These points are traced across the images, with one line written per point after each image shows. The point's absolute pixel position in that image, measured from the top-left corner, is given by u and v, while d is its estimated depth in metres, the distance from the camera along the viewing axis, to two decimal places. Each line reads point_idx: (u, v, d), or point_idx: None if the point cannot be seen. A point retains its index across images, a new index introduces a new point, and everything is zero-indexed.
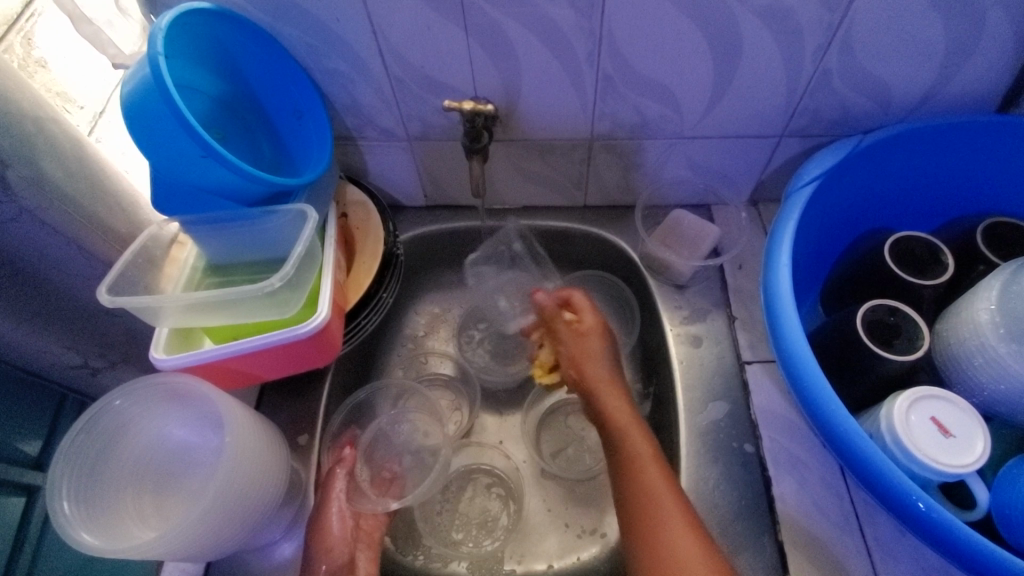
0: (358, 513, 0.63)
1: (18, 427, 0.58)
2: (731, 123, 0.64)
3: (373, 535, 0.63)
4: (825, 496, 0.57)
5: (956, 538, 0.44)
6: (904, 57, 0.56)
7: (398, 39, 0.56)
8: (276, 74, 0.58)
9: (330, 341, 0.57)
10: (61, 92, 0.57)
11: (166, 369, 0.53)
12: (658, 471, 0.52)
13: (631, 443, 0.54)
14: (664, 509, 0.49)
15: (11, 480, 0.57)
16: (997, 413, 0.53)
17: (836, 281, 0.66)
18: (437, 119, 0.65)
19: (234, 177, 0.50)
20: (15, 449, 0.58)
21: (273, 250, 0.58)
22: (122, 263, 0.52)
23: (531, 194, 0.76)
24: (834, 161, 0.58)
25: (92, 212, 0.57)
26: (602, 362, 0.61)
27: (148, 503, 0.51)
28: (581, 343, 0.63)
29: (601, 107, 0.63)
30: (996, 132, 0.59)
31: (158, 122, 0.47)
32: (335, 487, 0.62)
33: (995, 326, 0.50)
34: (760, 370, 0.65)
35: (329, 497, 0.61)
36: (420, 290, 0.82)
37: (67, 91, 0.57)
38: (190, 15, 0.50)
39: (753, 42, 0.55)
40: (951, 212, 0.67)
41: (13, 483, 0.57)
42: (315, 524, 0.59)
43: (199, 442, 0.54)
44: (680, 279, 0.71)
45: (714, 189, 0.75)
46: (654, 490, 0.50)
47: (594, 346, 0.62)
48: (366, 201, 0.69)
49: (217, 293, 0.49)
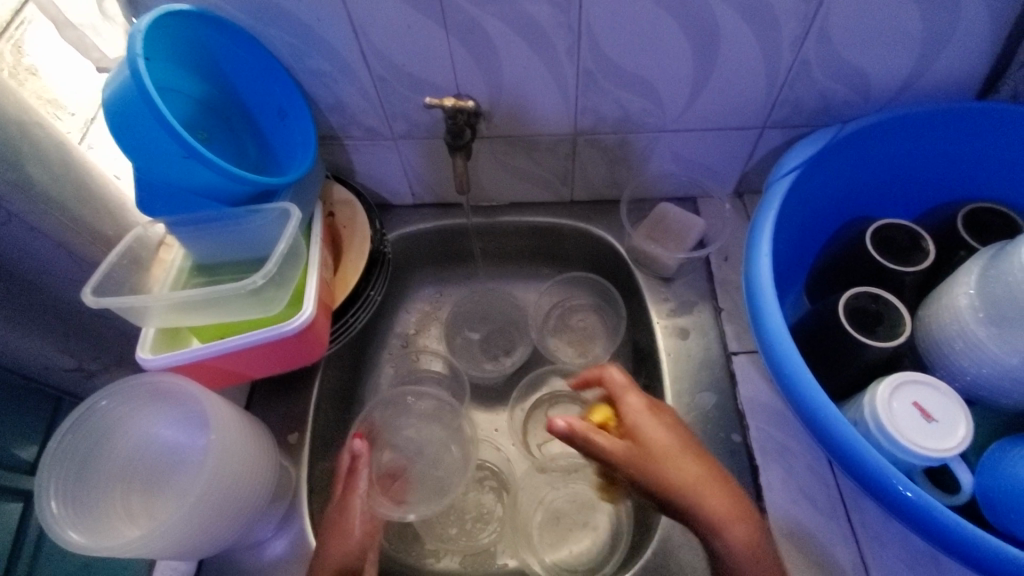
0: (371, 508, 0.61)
1: (15, 433, 0.60)
2: (714, 115, 0.64)
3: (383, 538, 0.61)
4: (812, 483, 0.58)
5: (938, 521, 0.44)
6: (881, 45, 0.56)
7: (378, 36, 0.56)
8: (257, 73, 0.59)
9: (316, 339, 0.57)
10: (52, 100, 0.58)
11: (153, 369, 0.53)
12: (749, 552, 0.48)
13: (700, 493, 0.50)
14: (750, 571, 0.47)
15: (12, 486, 0.60)
16: (980, 397, 0.53)
17: (820, 271, 0.66)
18: (421, 116, 0.65)
19: (217, 177, 0.51)
20: (12, 455, 0.60)
21: (258, 249, 0.59)
22: (108, 264, 0.53)
23: (517, 190, 0.76)
24: (815, 150, 0.58)
25: (79, 216, 0.57)
26: (653, 421, 0.53)
27: (137, 503, 0.52)
28: (646, 420, 0.53)
29: (584, 102, 0.63)
30: (974, 119, 0.59)
31: (140, 125, 0.48)
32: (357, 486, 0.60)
33: (974, 311, 0.50)
34: (746, 360, 0.65)
35: (352, 496, 0.59)
36: (409, 289, 0.83)
37: (57, 98, 0.59)
38: (169, 18, 0.51)
39: (732, 33, 0.55)
40: (933, 200, 0.67)
41: (13, 489, 0.60)
42: (337, 522, 0.58)
43: (187, 441, 0.54)
44: (667, 272, 0.72)
45: (699, 182, 0.75)
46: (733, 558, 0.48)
47: (651, 424, 0.53)
48: (352, 200, 0.69)
49: (200, 292, 0.50)
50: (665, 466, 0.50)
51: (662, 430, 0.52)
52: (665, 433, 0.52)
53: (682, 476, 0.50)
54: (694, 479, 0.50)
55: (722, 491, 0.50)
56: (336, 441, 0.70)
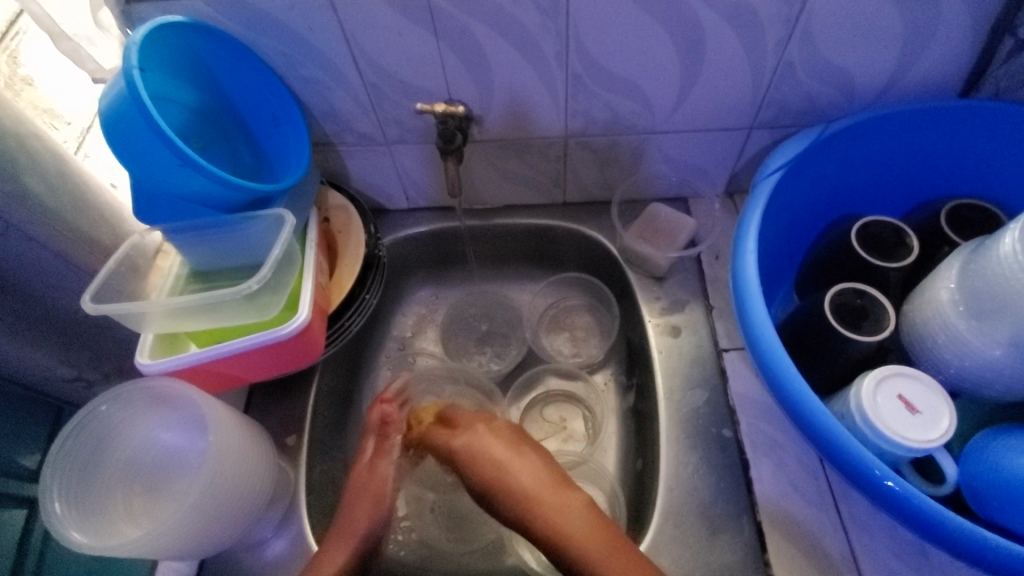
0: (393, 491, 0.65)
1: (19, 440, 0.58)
2: (702, 116, 0.65)
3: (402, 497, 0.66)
4: (802, 476, 0.59)
5: (921, 510, 0.45)
6: (863, 47, 0.57)
7: (370, 44, 0.57)
8: (251, 82, 0.60)
9: (312, 342, 0.58)
10: (48, 110, 0.60)
11: (151, 373, 0.54)
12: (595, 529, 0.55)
13: (536, 494, 0.59)
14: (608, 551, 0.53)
15: (11, 493, 0.56)
16: (964, 389, 0.55)
17: (808, 268, 0.67)
18: (413, 122, 0.66)
19: (212, 184, 0.52)
20: (16, 464, 0.57)
21: (254, 254, 0.60)
22: (106, 271, 0.54)
23: (510, 192, 0.77)
24: (800, 149, 0.59)
25: (77, 225, 0.58)
26: (514, 452, 0.62)
27: (138, 505, 0.53)
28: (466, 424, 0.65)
29: (573, 105, 0.64)
30: (956, 117, 0.60)
31: (135, 134, 0.49)
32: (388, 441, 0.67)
33: (955, 305, 0.51)
34: (737, 356, 0.66)
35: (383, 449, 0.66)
36: (405, 292, 0.84)
37: (54, 109, 0.61)
38: (163, 29, 0.52)
39: (717, 37, 0.56)
40: (918, 197, 0.69)
41: (14, 496, 0.56)
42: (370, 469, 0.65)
43: (186, 444, 0.55)
44: (658, 271, 0.73)
45: (690, 182, 0.76)
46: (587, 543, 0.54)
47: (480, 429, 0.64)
48: (347, 204, 0.70)
49: (197, 297, 0.51)
50: (492, 469, 0.61)
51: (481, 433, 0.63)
52: (511, 447, 0.62)
53: (531, 480, 0.60)
54: (543, 486, 0.59)
55: (585, 511, 0.57)
56: (335, 442, 0.71)
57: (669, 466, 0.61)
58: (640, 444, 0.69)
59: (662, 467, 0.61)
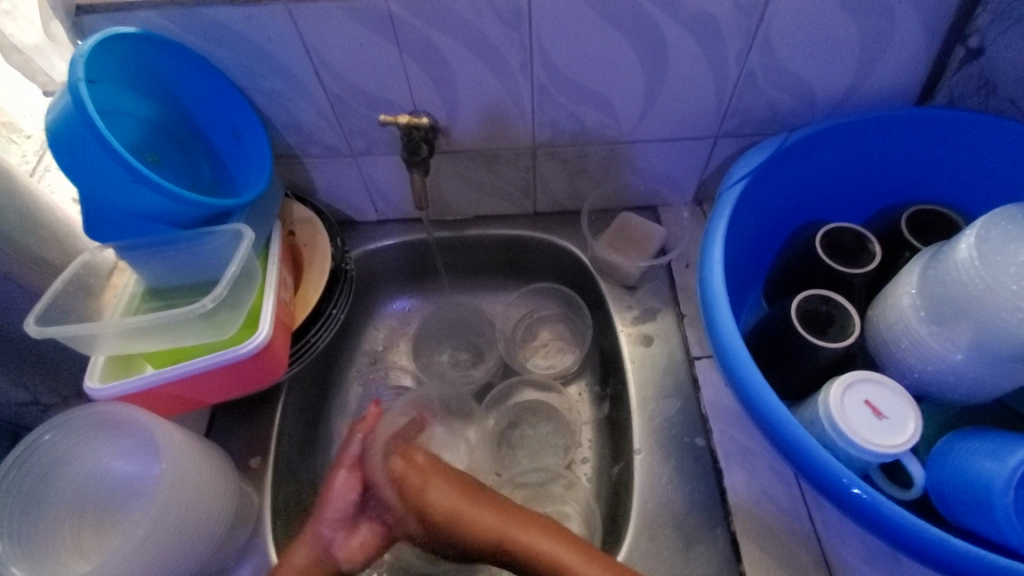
0: (360, 522, 0.62)
1: None
2: (668, 125, 0.66)
3: (343, 492, 0.61)
4: (774, 483, 0.59)
5: (887, 518, 0.45)
6: (821, 57, 0.58)
7: (332, 54, 0.56)
8: (210, 95, 0.58)
9: (274, 361, 0.57)
10: (8, 122, 0.61)
11: (101, 399, 0.52)
12: (560, 545, 0.56)
13: (492, 527, 0.58)
14: (575, 555, 0.55)
15: None
16: (929, 393, 0.55)
17: (775, 275, 0.68)
18: (379, 133, 0.65)
19: (166, 200, 0.50)
20: None
21: (212, 270, 0.58)
22: (53, 292, 0.52)
23: (481, 203, 0.76)
24: (763, 158, 0.60)
25: (24, 244, 0.55)
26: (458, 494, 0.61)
27: (89, 537, 0.50)
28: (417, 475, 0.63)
29: (540, 115, 0.64)
30: (912, 125, 0.62)
31: (82, 150, 0.47)
32: (350, 446, 0.63)
33: (916, 310, 0.52)
34: (708, 364, 0.66)
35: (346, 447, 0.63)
36: (375, 306, 0.83)
37: (15, 123, 0.62)
38: (112, 40, 0.50)
39: (680, 48, 0.57)
40: (879, 203, 0.70)
41: None
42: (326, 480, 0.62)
43: (140, 471, 0.53)
44: (630, 280, 0.73)
45: (660, 191, 0.77)
46: (553, 551, 0.56)
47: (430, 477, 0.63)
48: (313, 217, 0.68)
49: (149, 318, 0.49)
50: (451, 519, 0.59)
51: (439, 489, 0.61)
52: (454, 491, 0.61)
53: (478, 521, 0.59)
54: (487, 523, 0.59)
55: (553, 535, 0.57)
56: (303, 461, 0.69)
57: (643, 477, 0.60)
58: (615, 455, 0.68)
59: (636, 478, 0.61)
